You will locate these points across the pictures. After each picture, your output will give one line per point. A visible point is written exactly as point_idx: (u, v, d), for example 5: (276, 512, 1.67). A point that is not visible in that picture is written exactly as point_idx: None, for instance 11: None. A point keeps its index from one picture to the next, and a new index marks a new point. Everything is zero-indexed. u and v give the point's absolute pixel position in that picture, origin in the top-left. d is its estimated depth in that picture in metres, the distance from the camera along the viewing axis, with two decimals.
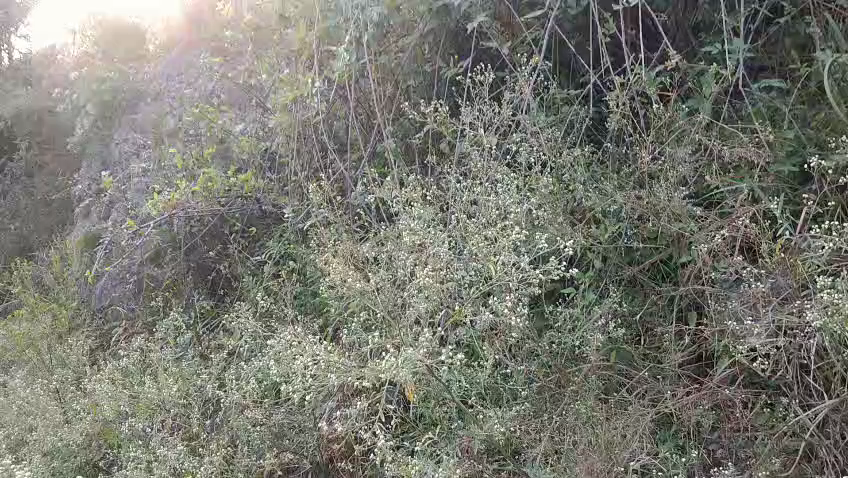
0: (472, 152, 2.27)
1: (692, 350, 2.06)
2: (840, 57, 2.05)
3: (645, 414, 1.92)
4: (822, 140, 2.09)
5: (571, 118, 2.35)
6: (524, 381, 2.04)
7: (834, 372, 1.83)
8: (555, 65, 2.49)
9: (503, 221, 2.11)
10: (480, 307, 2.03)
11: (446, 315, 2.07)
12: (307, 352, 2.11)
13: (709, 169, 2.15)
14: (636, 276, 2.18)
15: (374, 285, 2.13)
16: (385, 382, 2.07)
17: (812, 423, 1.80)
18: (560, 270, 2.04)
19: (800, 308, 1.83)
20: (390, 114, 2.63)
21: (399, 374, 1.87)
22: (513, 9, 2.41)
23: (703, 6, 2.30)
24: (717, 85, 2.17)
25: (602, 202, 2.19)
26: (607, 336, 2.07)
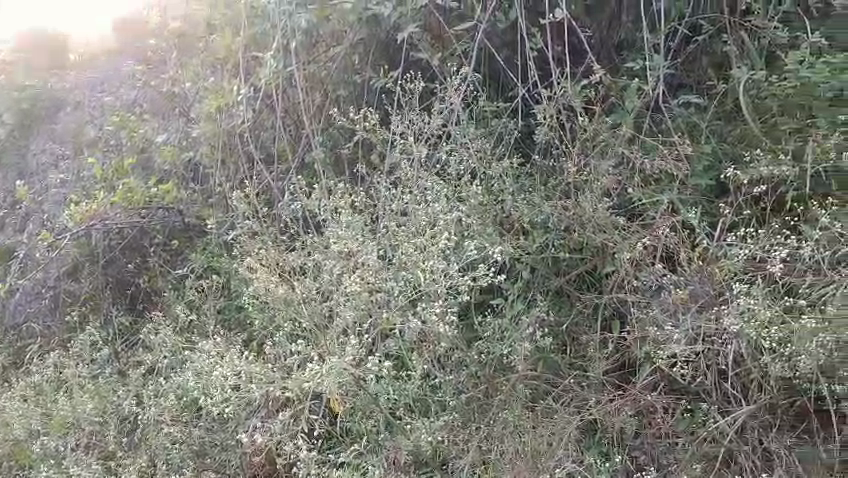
0: (402, 161, 2.26)
1: (616, 358, 2.08)
2: (755, 74, 2.18)
3: (570, 421, 1.94)
4: (737, 154, 2.20)
5: (500, 131, 2.37)
6: (453, 391, 2.05)
7: (751, 378, 1.88)
8: (484, 77, 2.50)
9: (430, 230, 2.12)
10: (409, 315, 2.04)
11: (374, 326, 2.06)
12: (231, 366, 2.07)
13: (631, 180, 2.20)
14: (563, 286, 2.22)
15: (300, 297, 2.14)
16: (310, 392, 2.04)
17: (730, 429, 1.87)
18: (489, 276, 2.09)
19: (719, 314, 1.88)
20: (319, 124, 2.59)
21: (324, 381, 1.94)
22: (443, 23, 2.45)
23: (627, 24, 2.38)
24: (638, 99, 2.26)
25: (529, 213, 2.22)
26: (535, 345, 2.07)
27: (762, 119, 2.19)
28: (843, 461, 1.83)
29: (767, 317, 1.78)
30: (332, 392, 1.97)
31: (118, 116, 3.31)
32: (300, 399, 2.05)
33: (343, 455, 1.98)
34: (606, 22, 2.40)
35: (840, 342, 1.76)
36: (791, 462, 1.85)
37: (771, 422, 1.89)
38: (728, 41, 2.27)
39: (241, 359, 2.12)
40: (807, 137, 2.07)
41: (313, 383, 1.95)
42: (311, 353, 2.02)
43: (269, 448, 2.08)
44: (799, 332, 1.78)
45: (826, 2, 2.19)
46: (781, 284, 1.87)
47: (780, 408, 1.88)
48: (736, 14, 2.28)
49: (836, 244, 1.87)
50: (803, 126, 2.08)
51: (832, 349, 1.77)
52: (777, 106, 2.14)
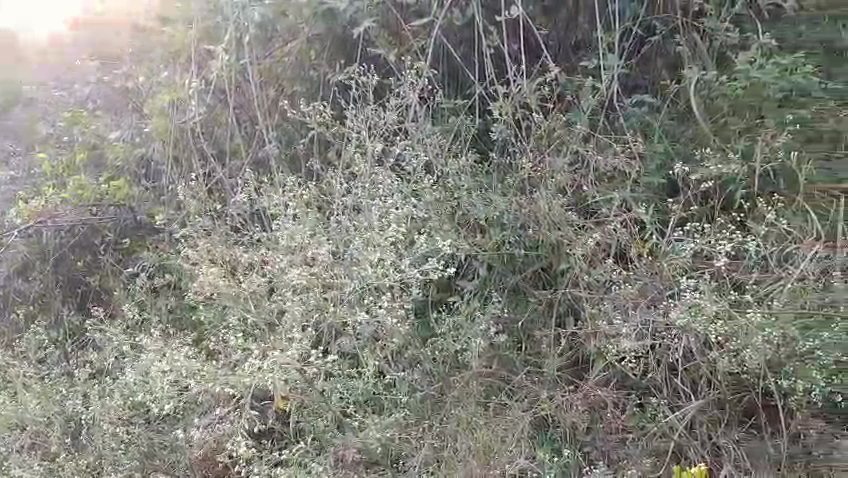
0: (356, 155, 2.22)
1: (570, 354, 2.08)
2: (707, 75, 2.19)
3: (523, 417, 1.94)
4: (688, 154, 2.21)
5: (458, 127, 2.35)
6: (408, 389, 2.03)
7: (700, 374, 1.90)
8: (442, 75, 2.49)
9: (377, 222, 2.08)
10: (358, 311, 2.00)
11: (318, 321, 2.03)
12: (175, 363, 2.04)
13: (586, 178, 2.21)
14: (520, 284, 2.22)
15: (248, 293, 2.11)
16: (254, 387, 1.98)
17: (681, 424, 1.89)
18: (440, 271, 2.05)
19: (666, 309, 1.89)
20: (273, 120, 2.57)
21: (264, 378, 1.90)
22: (400, 18, 2.43)
23: (583, 24, 2.39)
24: (593, 98, 2.26)
25: (486, 210, 2.20)
26: (489, 343, 2.06)
27: (713, 119, 2.19)
28: (790, 458, 1.86)
29: (715, 311, 1.80)
30: (278, 390, 1.92)
31: (67, 111, 2.97)
32: (241, 397, 2.00)
33: (283, 454, 1.93)
34: (563, 22, 2.41)
35: (786, 337, 1.78)
36: (739, 458, 1.88)
37: (720, 417, 1.91)
38: (681, 41, 2.29)
39: (186, 356, 2.09)
40: (756, 137, 2.10)
41: (254, 379, 1.91)
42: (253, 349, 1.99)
43: (215, 442, 2.02)
44: (746, 329, 1.79)
45: (776, 4, 2.23)
46: (727, 279, 1.90)
47: (728, 404, 1.90)
48: (689, 15, 2.31)
49: (783, 241, 1.93)
50: (752, 126, 2.12)
51: (778, 345, 1.78)
52: (728, 106, 2.15)
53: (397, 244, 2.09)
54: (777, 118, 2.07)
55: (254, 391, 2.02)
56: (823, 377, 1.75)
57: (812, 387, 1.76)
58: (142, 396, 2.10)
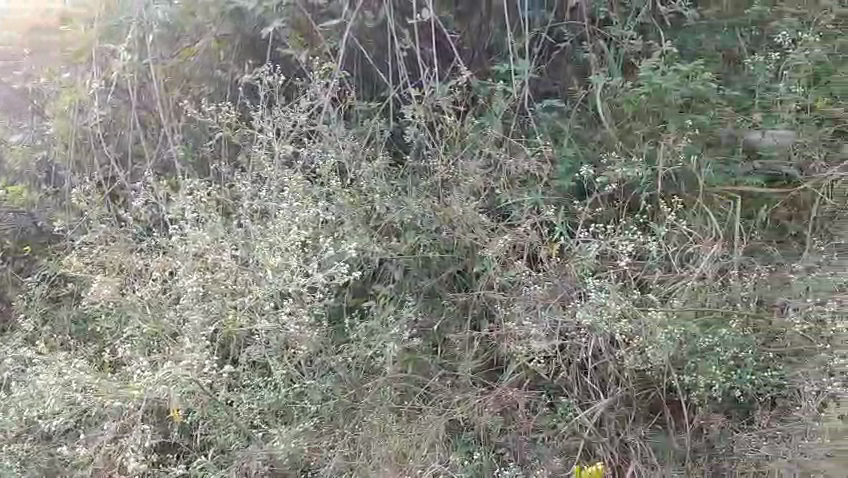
0: (263, 157, 2.16)
1: (485, 356, 2.07)
2: (611, 81, 2.25)
3: (437, 421, 1.93)
4: (595, 157, 2.25)
5: (372, 130, 2.32)
6: (320, 397, 1.97)
7: (608, 372, 1.92)
8: (355, 78, 2.46)
9: (275, 227, 2.02)
10: (257, 315, 1.96)
11: (218, 329, 1.98)
12: (62, 375, 1.97)
13: (498, 181, 2.22)
14: (435, 287, 2.19)
15: (143, 301, 2.06)
16: (151, 400, 1.93)
17: (589, 422, 1.89)
18: (345, 274, 2.00)
19: (575, 309, 1.93)
20: (179, 122, 2.49)
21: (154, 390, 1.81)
22: (310, 19, 2.39)
23: (495, 29, 2.40)
24: (505, 102, 2.28)
25: (400, 215, 2.18)
26: (403, 347, 2.04)
27: (619, 124, 2.26)
28: (694, 453, 1.84)
29: (619, 309, 1.84)
30: (173, 402, 1.85)
31: None
32: (137, 409, 1.92)
33: (184, 468, 1.85)
34: (476, 27, 2.42)
35: (687, 334, 1.81)
36: (646, 454, 1.87)
37: (627, 414, 1.92)
38: (587, 49, 2.34)
39: (77, 368, 2.01)
40: (659, 141, 2.17)
41: (144, 390, 1.83)
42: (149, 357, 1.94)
43: (114, 453, 1.92)
44: (649, 328, 1.82)
45: (677, 14, 2.32)
46: (631, 278, 1.96)
47: (635, 401, 1.91)
48: (595, 23, 2.36)
49: (685, 242, 2.02)
50: (655, 130, 2.19)
51: (680, 342, 1.81)
52: (632, 111, 2.22)
53: (304, 250, 2.04)
54: (678, 123, 2.15)
55: (153, 403, 1.95)
56: (723, 373, 1.76)
57: (713, 383, 1.77)
58: (30, 412, 1.98)
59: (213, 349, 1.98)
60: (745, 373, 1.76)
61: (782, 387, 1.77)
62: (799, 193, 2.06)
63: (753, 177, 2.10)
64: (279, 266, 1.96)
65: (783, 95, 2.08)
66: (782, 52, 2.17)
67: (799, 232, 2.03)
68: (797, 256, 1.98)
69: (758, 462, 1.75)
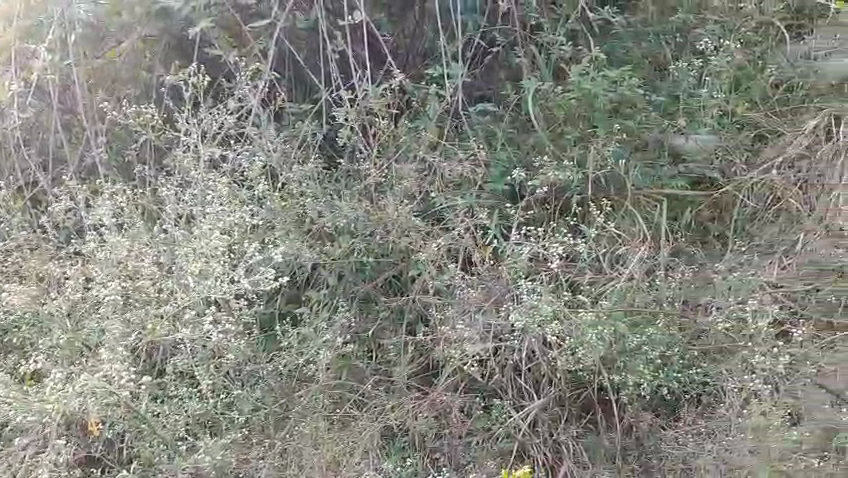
0: (186, 160, 2.11)
1: (420, 360, 2.05)
2: (543, 85, 2.27)
3: (371, 427, 1.91)
4: (527, 160, 2.27)
5: (304, 132, 2.28)
6: (250, 406, 1.94)
7: (542, 373, 1.94)
8: (286, 80, 2.43)
9: (196, 231, 1.97)
10: (179, 325, 1.91)
11: (139, 339, 1.91)
12: None
13: (432, 184, 2.22)
14: (371, 293, 2.16)
15: (61, 310, 1.98)
16: (68, 414, 1.81)
17: (523, 423, 1.89)
18: (271, 280, 1.95)
19: (507, 312, 1.94)
20: (102, 125, 2.39)
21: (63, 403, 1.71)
22: (239, 20, 2.35)
23: (428, 33, 2.40)
24: (437, 105, 2.28)
25: (332, 218, 2.13)
26: (336, 353, 2.00)
27: (550, 128, 2.27)
28: (623, 450, 1.86)
29: (548, 311, 1.86)
30: (90, 414, 1.78)
31: None
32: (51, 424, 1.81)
33: None
34: (409, 30, 2.42)
35: (616, 334, 1.85)
36: (578, 452, 1.88)
37: (560, 414, 1.93)
38: (520, 53, 2.36)
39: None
40: (589, 145, 2.20)
41: (56, 397, 1.76)
42: (67, 368, 1.85)
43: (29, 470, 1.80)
44: (579, 329, 1.84)
45: (606, 21, 2.36)
46: (563, 279, 1.99)
47: (567, 401, 1.93)
48: (527, 29, 2.38)
49: (614, 244, 2.07)
50: (586, 134, 2.22)
51: (611, 342, 1.84)
52: (562, 116, 2.25)
53: (228, 255, 1.99)
54: (607, 127, 2.19)
55: (69, 417, 1.84)
56: (650, 373, 1.81)
57: (641, 382, 1.81)
58: None
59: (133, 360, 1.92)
60: (672, 372, 1.81)
61: (707, 385, 1.81)
62: (721, 195, 2.13)
63: (676, 180, 2.17)
64: (203, 268, 1.92)
65: (705, 101, 2.17)
66: (705, 58, 2.27)
67: (721, 233, 2.12)
68: (719, 256, 2.05)
69: (684, 459, 1.76)
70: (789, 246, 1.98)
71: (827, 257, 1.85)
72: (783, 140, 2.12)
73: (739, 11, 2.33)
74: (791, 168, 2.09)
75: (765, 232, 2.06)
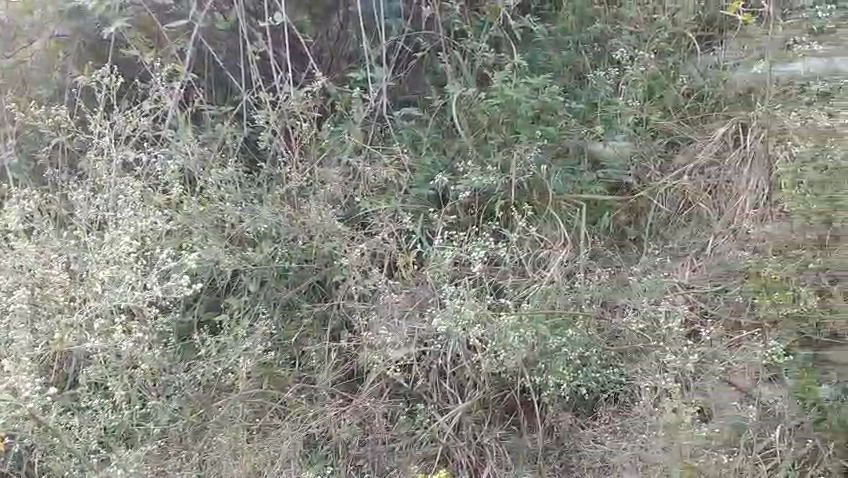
0: (99, 164, 2.04)
1: (344, 366, 2.03)
2: (466, 91, 2.28)
3: (293, 435, 1.88)
4: (452, 165, 2.27)
5: (223, 135, 2.23)
6: (167, 417, 1.86)
7: (466, 377, 1.93)
8: (204, 82, 2.37)
9: (106, 237, 1.90)
10: (88, 334, 1.82)
11: (45, 349, 1.82)
12: None
13: (356, 189, 2.21)
14: (293, 299, 2.12)
15: None
16: None
17: (447, 426, 1.88)
18: (186, 287, 1.90)
19: (430, 316, 1.95)
20: (9, 128, 2.28)
21: None
22: (155, 19, 2.30)
23: (352, 37, 2.39)
24: (361, 110, 2.27)
25: (252, 222, 2.09)
26: (256, 361, 1.96)
27: (475, 134, 2.29)
28: (546, 450, 1.88)
29: (471, 316, 1.86)
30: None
31: None
32: None
33: None
34: (331, 34, 2.39)
35: (538, 336, 1.86)
36: (501, 454, 1.89)
37: (483, 417, 1.93)
38: (444, 59, 2.37)
39: None
40: (511, 151, 2.22)
41: None
42: None
43: None
44: (501, 330, 1.86)
45: (527, 29, 2.41)
46: (486, 282, 2.01)
47: (491, 403, 1.94)
48: (451, 35, 2.40)
49: (536, 247, 2.12)
50: (508, 140, 2.25)
51: (532, 344, 1.85)
52: (486, 122, 2.27)
53: (139, 260, 1.93)
54: (528, 133, 2.23)
55: None
56: (570, 373, 1.84)
57: (562, 383, 1.83)
58: None
59: (40, 372, 1.83)
60: (589, 372, 1.85)
61: (623, 384, 1.87)
62: (636, 200, 2.20)
63: (594, 186, 2.22)
64: (113, 273, 1.85)
65: (621, 109, 2.25)
66: (621, 68, 2.34)
67: (637, 236, 2.17)
68: (635, 258, 2.12)
69: (601, 457, 1.80)
70: (700, 248, 2.09)
71: (732, 258, 1.97)
72: (693, 147, 2.25)
73: (653, 22, 2.40)
74: (702, 174, 2.21)
75: (678, 235, 2.15)
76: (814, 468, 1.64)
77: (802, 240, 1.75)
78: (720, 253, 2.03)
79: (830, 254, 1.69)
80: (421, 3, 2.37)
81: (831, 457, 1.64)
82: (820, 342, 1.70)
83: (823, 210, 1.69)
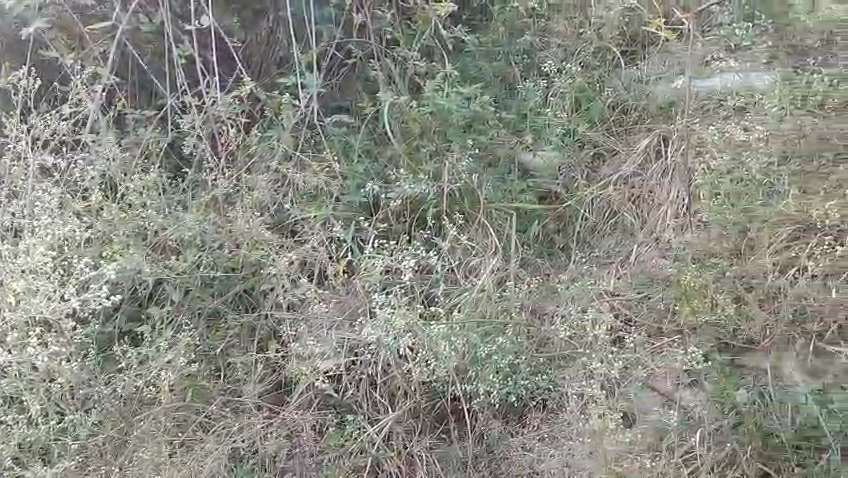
0: (14, 169, 1.96)
1: (272, 378, 1.99)
2: (398, 99, 2.26)
3: (217, 449, 1.83)
4: (384, 173, 2.26)
5: (147, 139, 2.17)
6: (86, 432, 1.79)
7: (397, 386, 1.92)
8: (128, 85, 2.31)
9: (21, 246, 1.81)
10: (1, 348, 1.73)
11: None
12: None
13: (286, 197, 2.19)
14: (219, 309, 2.06)
15: None
16: None
17: (377, 437, 1.85)
18: (104, 298, 1.83)
19: (361, 325, 1.94)
20: None
21: None
22: (77, 20, 2.21)
23: (283, 42, 2.35)
24: (292, 116, 2.23)
25: (176, 229, 2.03)
26: (178, 372, 1.89)
27: (408, 142, 2.28)
28: (475, 457, 1.89)
29: (403, 323, 1.85)
30: None
31: None
32: None
33: None
34: (260, 38, 2.36)
35: (469, 343, 1.86)
36: (431, 462, 1.88)
37: (414, 426, 1.93)
38: (376, 67, 2.36)
39: None
40: (443, 160, 2.23)
41: None
42: None
43: None
44: (430, 337, 1.84)
45: (459, 39, 2.43)
46: (417, 290, 2.01)
47: (422, 412, 1.93)
48: (383, 43, 2.39)
49: (468, 255, 2.13)
50: (441, 149, 2.25)
51: (463, 352, 1.86)
52: (418, 130, 2.26)
53: (57, 270, 1.84)
54: (461, 142, 2.24)
55: None
56: (499, 380, 1.85)
57: (491, 390, 1.84)
58: None
59: None
60: (520, 378, 1.86)
61: (551, 390, 1.88)
62: (564, 209, 2.24)
63: (525, 195, 2.24)
64: (30, 284, 1.76)
65: (550, 119, 2.29)
66: (549, 80, 2.39)
67: (565, 244, 2.22)
68: (563, 266, 2.17)
69: (531, 463, 1.82)
70: (624, 256, 2.14)
71: (653, 267, 2.03)
72: (618, 159, 2.32)
73: (579, 35, 2.45)
74: (626, 184, 2.28)
75: (603, 244, 2.20)
76: (733, 470, 1.70)
77: (719, 247, 1.84)
78: (643, 261, 2.07)
79: (746, 262, 1.80)
80: (351, 10, 2.35)
81: (749, 460, 1.70)
82: (737, 347, 1.76)
83: (738, 220, 1.82)
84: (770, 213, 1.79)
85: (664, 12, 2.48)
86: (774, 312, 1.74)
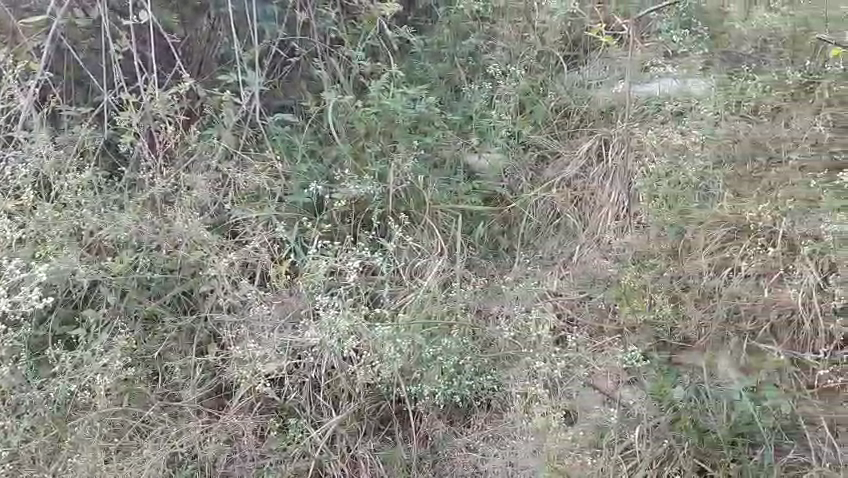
0: None
1: (211, 382, 1.95)
2: (343, 98, 2.26)
3: (153, 454, 1.77)
4: (329, 173, 2.23)
5: (82, 137, 2.10)
6: (15, 439, 1.73)
7: (340, 388, 1.90)
8: (62, 81, 2.23)
9: None
10: None
11: None
12: None
13: (227, 196, 2.15)
14: (156, 311, 2.00)
15: None
16: None
17: (321, 440, 1.83)
18: (34, 301, 1.77)
19: (304, 327, 1.91)
20: None
21: None
22: (10, 14, 2.15)
23: (224, 39, 2.31)
24: (234, 115, 2.19)
25: (113, 229, 1.97)
26: (113, 376, 1.83)
27: (353, 142, 2.26)
28: (420, 458, 1.86)
29: (346, 325, 1.84)
30: None
31: None
32: None
33: None
34: (201, 35, 2.31)
35: (415, 344, 1.86)
36: (375, 464, 1.86)
37: (358, 428, 1.90)
38: (320, 66, 2.34)
39: None
40: (390, 160, 2.21)
41: None
42: None
43: None
44: (376, 339, 1.84)
45: (403, 40, 2.44)
46: (361, 291, 2.01)
47: (366, 414, 1.91)
48: (327, 42, 2.38)
49: (413, 256, 2.13)
50: (386, 150, 2.24)
51: (408, 353, 1.85)
52: (363, 130, 2.24)
53: None
54: (407, 143, 2.24)
55: None
56: (444, 380, 1.85)
57: (437, 391, 1.84)
58: None
59: None
60: (465, 379, 1.86)
61: (496, 390, 1.88)
62: (510, 211, 2.26)
63: (471, 196, 2.25)
64: None
65: (495, 121, 2.31)
66: (494, 82, 2.41)
67: (510, 245, 2.23)
68: (508, 267, 2.17)
69: (476, 462, 1.82)
70: (567, 257, 2.16)
71: (595, 267, 2.06)
72: (562, 161, 2.34)
73: (523, 39, 2.49)
74: (569, 186, 2.30)
75: (547, 245, 2.21)
76: (670, 467, 1.69)
77: (658, 248, 1.92)
78: (585, 262, 2.10)
79: (683, 262, 1.88)
80: (295, 8, 2.33)
81: (686, 456, 1.69)
82: (674, 345, 1.79)
83: (676, 222, 1.90)
84: (704, 216, 1.89)
85: (605, 18, 2.53)
86: (709, 311, 1.80)
